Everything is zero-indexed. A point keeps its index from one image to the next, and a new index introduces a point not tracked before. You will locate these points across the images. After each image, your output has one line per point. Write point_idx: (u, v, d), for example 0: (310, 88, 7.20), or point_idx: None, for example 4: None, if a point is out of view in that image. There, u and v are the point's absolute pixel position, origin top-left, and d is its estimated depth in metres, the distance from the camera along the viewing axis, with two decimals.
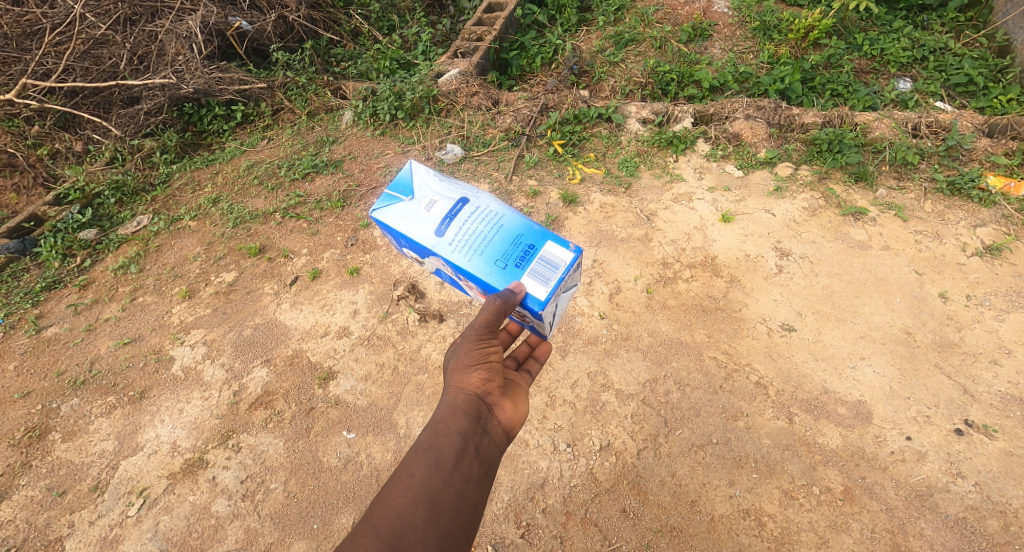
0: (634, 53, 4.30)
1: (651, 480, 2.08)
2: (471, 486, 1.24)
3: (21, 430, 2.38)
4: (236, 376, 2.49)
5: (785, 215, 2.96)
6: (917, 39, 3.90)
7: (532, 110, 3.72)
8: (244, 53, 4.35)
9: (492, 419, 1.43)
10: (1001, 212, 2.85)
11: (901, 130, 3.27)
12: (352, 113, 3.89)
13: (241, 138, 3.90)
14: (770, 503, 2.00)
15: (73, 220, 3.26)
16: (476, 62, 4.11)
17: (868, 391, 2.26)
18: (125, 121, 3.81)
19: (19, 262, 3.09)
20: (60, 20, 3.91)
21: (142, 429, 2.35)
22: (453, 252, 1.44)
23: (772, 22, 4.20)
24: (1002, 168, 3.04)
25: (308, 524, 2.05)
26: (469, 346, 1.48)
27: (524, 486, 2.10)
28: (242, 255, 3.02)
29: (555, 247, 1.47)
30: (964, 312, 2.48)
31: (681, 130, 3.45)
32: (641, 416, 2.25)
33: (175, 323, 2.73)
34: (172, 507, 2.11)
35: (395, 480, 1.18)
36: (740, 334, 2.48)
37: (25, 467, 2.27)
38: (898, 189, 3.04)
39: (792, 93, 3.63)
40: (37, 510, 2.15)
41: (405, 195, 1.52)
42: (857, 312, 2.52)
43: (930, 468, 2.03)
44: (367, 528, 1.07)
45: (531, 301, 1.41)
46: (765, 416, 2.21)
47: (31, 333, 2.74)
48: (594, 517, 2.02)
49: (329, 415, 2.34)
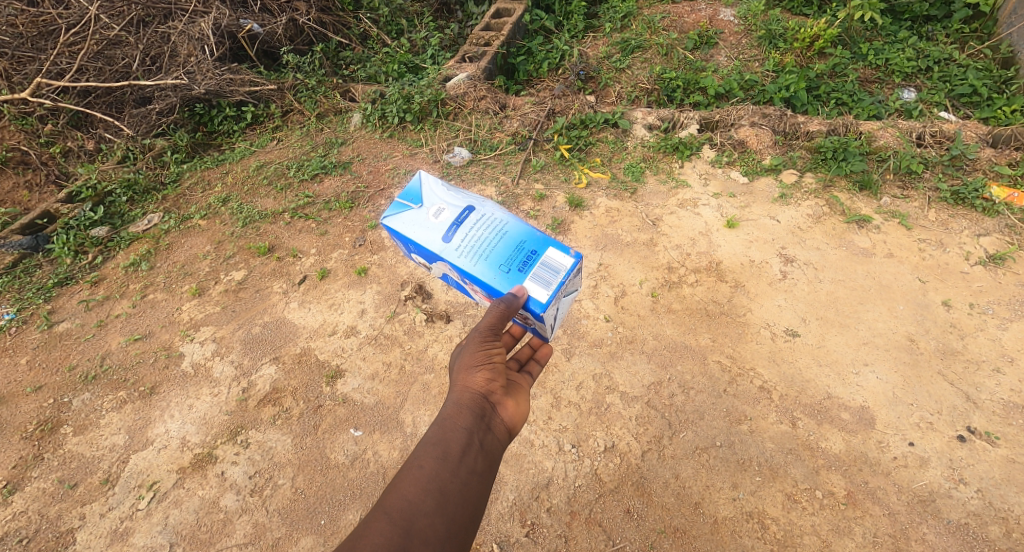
0: (640, 60, 4.34)
1: (655, 482, 2.10)
2: (477, 477, 1.27)
3: (33, 423, 2.41)
4: (244, 373, 2.52)
5: (790, 222, 2.98)
6: (922, 49, 3.94)
7: (538, 115, 3.76)
8: (255, 55, 4.40)
9: (496, 417, 1.44)
10: (1005, 222, 2.87)
11: (907, 140, 3.29)
12: (361, 116, 3.94)
13: (250, 138, 3.94)
14: (773, 506, 2.02)
15: (85, 218, 3.30)
16: (483, 67, 4.15)
17: (871, 396, 2.28)
18: (137, 120, 3.86)
19: (32, 258, 3.13)
20: (75, 21, 3.98)
21: (152, 424, 2.38)
22: (460, 258, 1.47)
23: (777, 31, 4.23)
24: (1006, 179, 3.06)
25: (315, 520, 2.07)
26: (473, 347, 1.50)
27: (529, 486, 2.12)
28: (251, 254, 3.06)
29: (556, 253, 1.50)
30: (967, 320, 2.49)
31: (687, 136, 3.49)
32: (645, 418, 2.27)
33: (185, 320, 2.77)
34: (181, 501, 2.14)
35: (404, 471, 1.21)
36: (744, 339, 2.50)
37: (37, 460, 2.30)
38: (902, 197, 3.06)
39: (797, 101, 3.67)
40: (49, 502, 2.17)
41: (414, 204, 1.56)
42: (860, 319, 2.54)
43: (932, 473, 2.05)
44: (379, 515, 1.10)
45: (533, 303, 1.44)
46: (769, 420, 2.23)
47: (43, 329, 2.78)
48: (598, 517, 2.03)
49: (336, 413, 2.37)
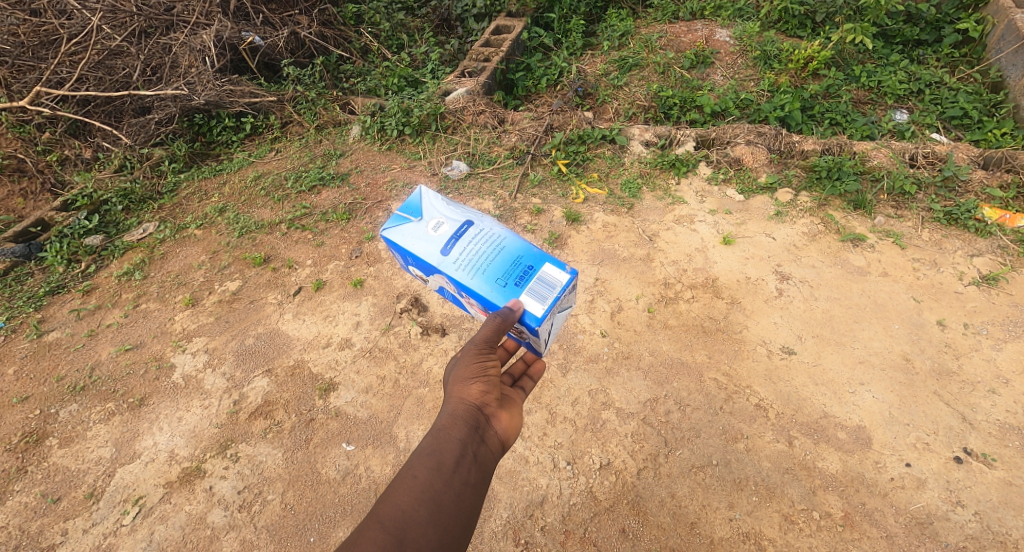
0: (637, 78, 4.41)
1: (651, 500, 2.08)
2: (470, 488, 1.25)
3: (18, 435, 2.36)
4: (236, 385, 2.49)
5: (785, 239, 3.00)
6: (913, 73, 4.01)
7: (537, 130, 3.80)
8: (256, 67, 4.41)
9: (490, 429, 1.43)
10: (998, 243, 2.90)
11: (899, 161, 3.33)
12: (361, 129, 3.95)
13: (249, 149, 3.95)
14: (770, 526, 2.00)
15: (79, 226, 3.28)
16: (483, 82, 4.18)
17: (868, 415, 2.27)
18: (136, 130, 3.88)
19: (24, 266, 3.11)
20: (76, 31, 3.96)
21: (140, 436, 2.34)
22: (457, 271, 1.46)
23: (772, 53, 4.32)
24: (998, 201, 3.10)
25: (304, 537, 2.03)
26: (468, 359, 1.49)
27: (524, 504, 2.09)
28: (247, 265, 3.04)
29: (552, 268, 1.50)
30: (963, 340, 2.50)
31: (683, 153, 3.52)
32: (641, 435, 2.25)
33: (177, 330, 2.74)
34: (167, 517, 2.10)
35: (398, 480, 1.20)
36: (740, 356, 2.49)
37: (20, 473, 2.25)
38: (896, 217, 3.09)
39: (792, 120, 3.69)
40: (31, 517, 2.13)
41: (413, 216, 1.56)
42: (856, 337, 2.54)
43: (930, 495, 2.04)
44: (372, 523, 1.10)
45: (528, 317, 1.42)
46: (765, 439, 2.21)
47: (32, 338, 2.74)
48: (593, 537, 2.01)
49: (329, 427, 2.33)
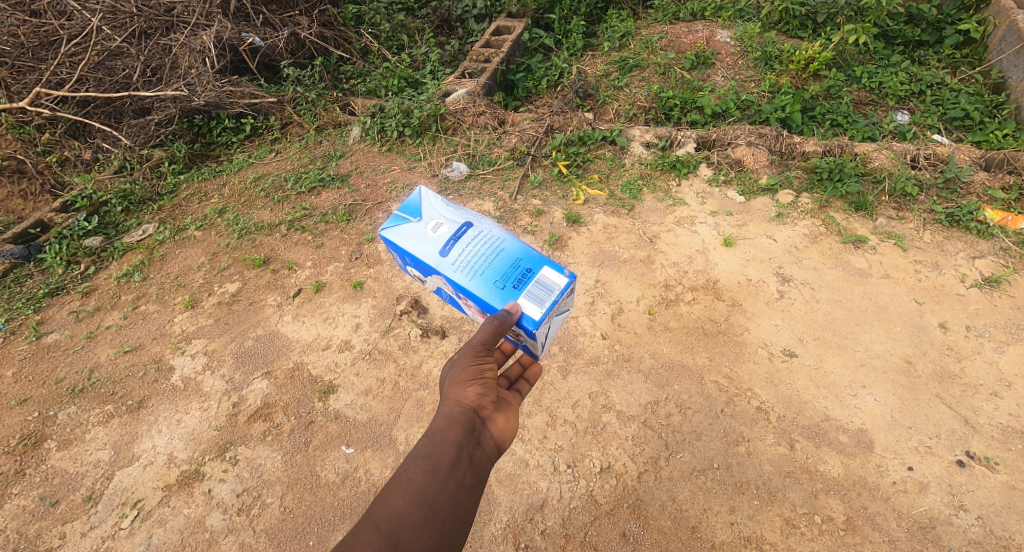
0: (638, 78, 4.40)
1: (651, 504, 2.07)
2: (466, 491, 1.24)
3: (16, 438, 2.35)
4: (236, 387, 2.48)
5: (786, 241, 2.99)
6: (915, 73, 4.01)
7: (537, 131, 3.79)
8: (256, 68, 4.40)
9: (486, 432, 1.41)
10: (999, 245, 2.89)
11: (901, 162, 3.31)
12: (361, 130, 3.94)
13: (248, 150, 3.95)
14: (772, 531, 1.99)
15: (79, 227, 3.28)
16: (483, 82, 4.17)
17: (869, 419, 2.26)
18: (136, 131, 3.87)
19: (23, 268, 3.10)
20: (76, 32, 3.95)
21: (139, 439, 2.33)
22: (455, 273, 1.46)
23: (773, 53, 4.31)
24: (1000, 202, 3.09)
25: (303, 540, 2.02)
26: (465, 361, 1.48)
27: (524, 507, 2.08)
28: (246, 266, 3.03)
29: (551, 272, 1.48)
30: (964, 343, 2.49)
31: (683, 154, 3.51)
32: (641, 438, 2.24)
33: (176, 332, 2.73)
34: (166, 520, 2.09)
35: (393, 483, 1.19)
36: (741, 359, 2.48)
37: (18, 476, 2.24)
38: (897, 218, 3.08)
39: (792, 122, 3.68)
40: (29, 520, 2.13)
41: (413, 216, 1.56)
42: (857, 340, 2.53)
43: (932, 500, 2.03)
44: (368, 526, 1.09)
45: (525, 320, 1.42)
46: (766, 442, 2.20)
47: (31, 340, 2.73)
48: (593, 541, 2.00)
49: (328, 429, 2.32)
